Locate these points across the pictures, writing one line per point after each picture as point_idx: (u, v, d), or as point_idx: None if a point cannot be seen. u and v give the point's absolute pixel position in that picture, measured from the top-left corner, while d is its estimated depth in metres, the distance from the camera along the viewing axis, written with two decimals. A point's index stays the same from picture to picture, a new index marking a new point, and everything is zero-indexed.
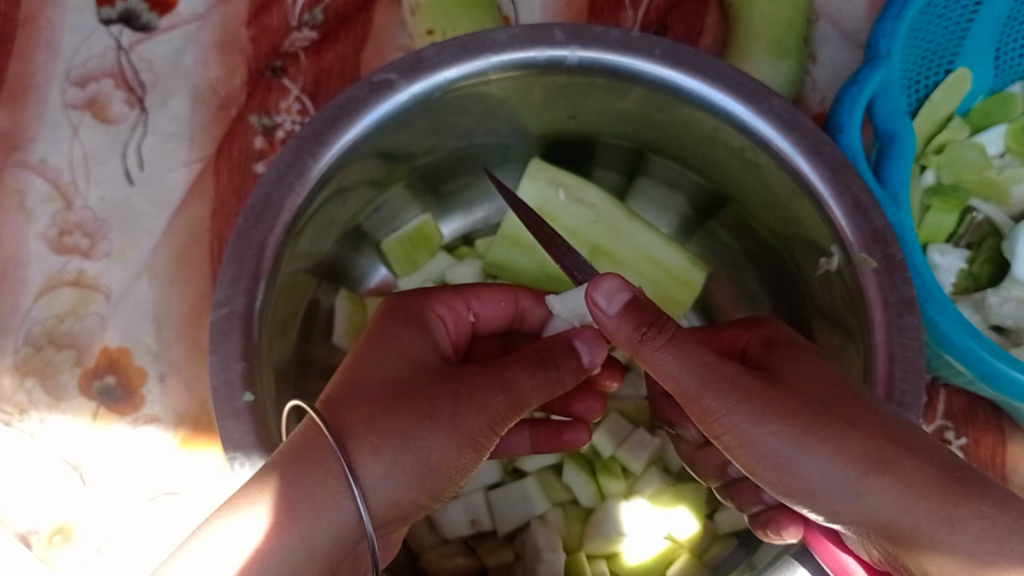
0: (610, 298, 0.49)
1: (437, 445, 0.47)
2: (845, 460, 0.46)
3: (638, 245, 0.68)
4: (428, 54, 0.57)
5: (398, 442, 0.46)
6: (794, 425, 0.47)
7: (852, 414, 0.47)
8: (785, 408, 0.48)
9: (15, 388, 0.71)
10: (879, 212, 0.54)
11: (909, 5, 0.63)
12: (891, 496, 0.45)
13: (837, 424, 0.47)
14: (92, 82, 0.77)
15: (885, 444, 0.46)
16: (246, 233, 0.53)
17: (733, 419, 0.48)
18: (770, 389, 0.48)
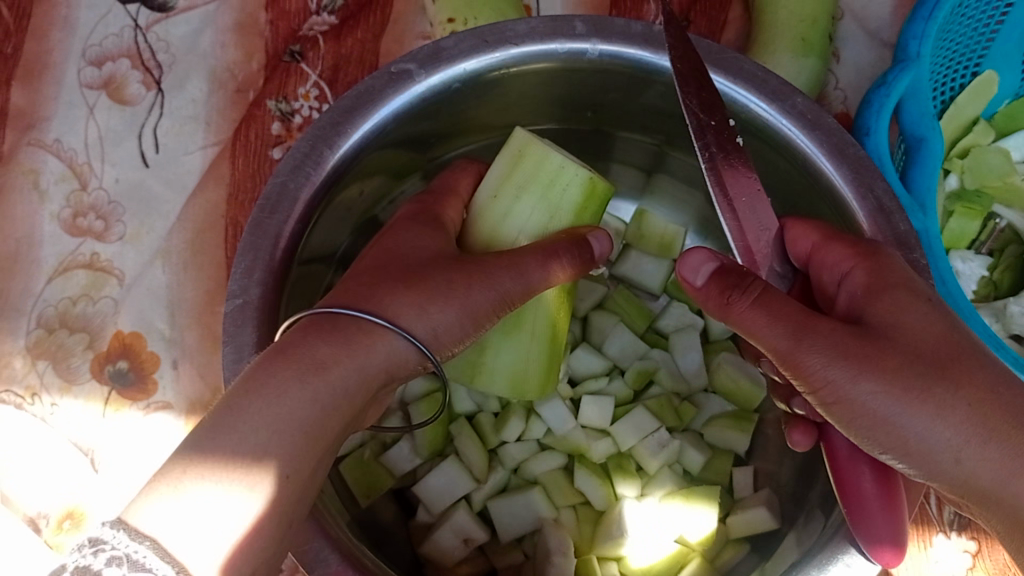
0: (697, 270, 0.51)
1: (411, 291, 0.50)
2: (955, 420, 0.43)
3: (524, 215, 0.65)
4: (448, 44, 0.56)
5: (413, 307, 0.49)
6: (906, 379, 0.43)
7: (965, 364, 0.43)
8: (894, 359, 0.44)
9: (27, 370, 0.71)
10: (903, 218, 0.52)
11: (941, 5, 0.62)
12: (1001, 452, 0.42)
13: (951, 380, 0.43)
14: (108, 61, 0.77)
15: (999, 396, 0.43)
16: (262, 225, 0.52)
17: (831, 374, 0.45)
18: (884, 336, 0.45)
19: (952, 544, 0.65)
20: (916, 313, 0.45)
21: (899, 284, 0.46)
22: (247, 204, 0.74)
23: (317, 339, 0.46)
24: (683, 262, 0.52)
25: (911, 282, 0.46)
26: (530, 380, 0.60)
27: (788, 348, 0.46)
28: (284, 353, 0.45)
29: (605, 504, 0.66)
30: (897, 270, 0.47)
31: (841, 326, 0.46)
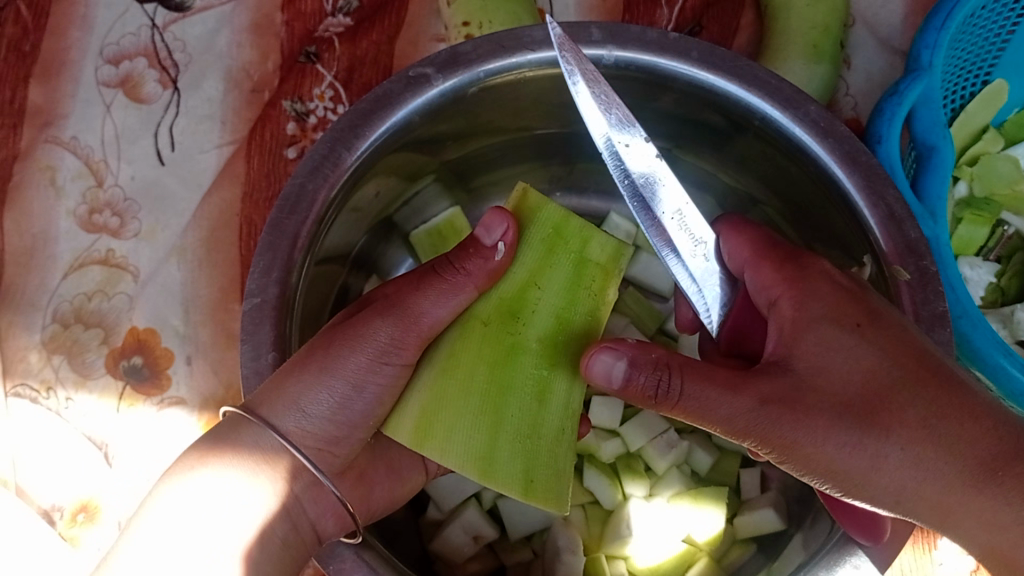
0: (610, 364, 0.46)
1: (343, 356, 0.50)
2: (903, 458, 0.44)
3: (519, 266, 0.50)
4: (466, 49, 0.57)
5: (322, 374, 0.50)
6: (849, 428, 0.44)
7: (899, 397, 0.44)
8: (840, 404, 0.44)
9: (42, 365, 0.71)
10: (913, 224, 0.53)
11: (953, 16, 0.62)
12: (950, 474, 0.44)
13: (886, 420, 0.44)
14: (126, 60, 0.77)
15: (937, 425, 0.44)
16: (280, 224, 0.53)
17: (775, 436, 0.45)
18: (814, 385, 0.45)
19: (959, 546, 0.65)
20: (839, 348, 0.45)
21: (819, 319, 0.46)
22: (261, 203, 0.74)
23: (293, 368, 0.49)
24: (584, 372, 0.47)
25: (835, 308, 0.46)
26: (438, 416, 0.49)
27: (733, 422, 0.45)
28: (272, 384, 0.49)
29: (614, 503, 0.67)
30: (820, 299, 0.47)
31: (770, 380, 0.45)
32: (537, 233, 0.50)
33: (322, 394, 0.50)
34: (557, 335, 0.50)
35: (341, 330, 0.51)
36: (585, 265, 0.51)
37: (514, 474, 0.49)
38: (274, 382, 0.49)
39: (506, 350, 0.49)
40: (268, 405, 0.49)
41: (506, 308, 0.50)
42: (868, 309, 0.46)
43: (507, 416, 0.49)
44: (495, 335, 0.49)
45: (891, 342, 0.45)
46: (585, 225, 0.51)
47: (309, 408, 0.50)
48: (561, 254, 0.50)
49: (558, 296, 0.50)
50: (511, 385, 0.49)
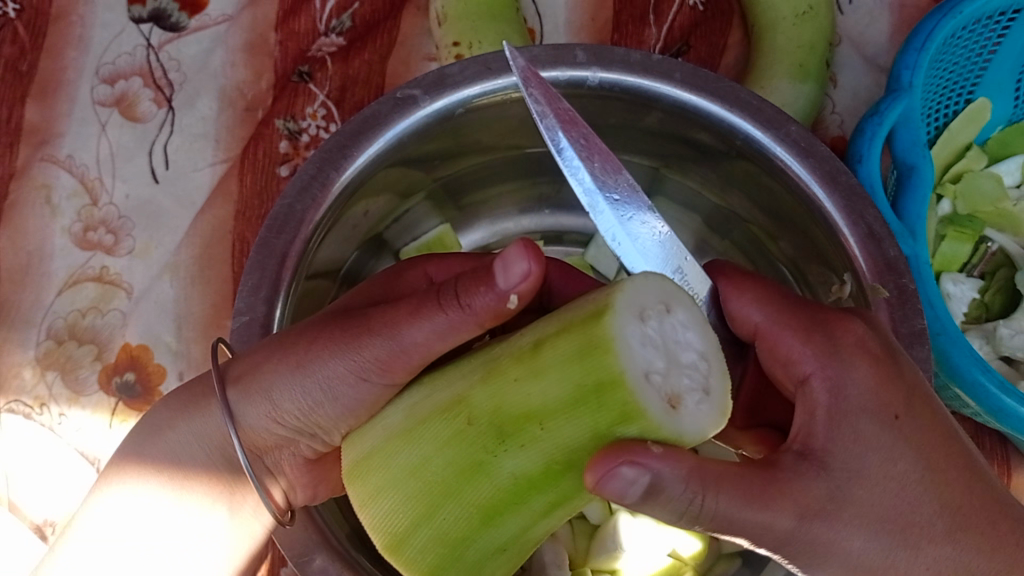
0: (623, 482, 0.38)
1: (322, 358, 0.49)
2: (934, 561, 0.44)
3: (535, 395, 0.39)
4: (453, 70, 0.58)
5: (299, 372, 0.49)
6: (885, 534, 0.43)
7: (929, 506, 0.44)
8: (881, 510, 0.43)
9: (36, 382, 0.72)
10: (893, 243, 0.54)
11: (932, 37, 0.64)
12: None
13: (917, 531, 0.44)
14: (121, 80, 0.78)
15: (960, 532, 0.44)
16: (269, 242, 0.54)
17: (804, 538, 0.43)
18: (852, 494, 0.43)
19: None
20: (877, 446, 0.43)
21: (861, 409, 0.44)
22: (254, 220, 0.76)
23: (276, 352, 0.49)
24: (596, 483, 0.38)
25: (875, 397, 0.44)
26: (374, 475, 0.45)
27: (770, 529, 0.42)
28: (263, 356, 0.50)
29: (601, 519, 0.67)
30: (860, 384, 0.44)
31: (806, 484, 0.42)
32: (575, 375, 0.38)
33: (298, 390, 0.50)
34: (540, 476, 0.41)
35: (332, 325, 0.49)
36: (610, 439, 0.39)
37: (424, 562, 0.45)
38: (257, 362, 0.50)
39: (471, 463, 0.42)
40: (236, 386, 0.51)
41: (496, 429, 0.40)
42: (903, 396, 0.45)
43: (438, 518, 0.44)
44: (465, 451, 0.42)
45: (921, 439, 0.45)
46: (631, 401, 0.38)
47: (278, 400, 0.51)
48: (588, 413, 0.38)
49: (559, 447, 0.39)
50: (457, 493, 0.43)
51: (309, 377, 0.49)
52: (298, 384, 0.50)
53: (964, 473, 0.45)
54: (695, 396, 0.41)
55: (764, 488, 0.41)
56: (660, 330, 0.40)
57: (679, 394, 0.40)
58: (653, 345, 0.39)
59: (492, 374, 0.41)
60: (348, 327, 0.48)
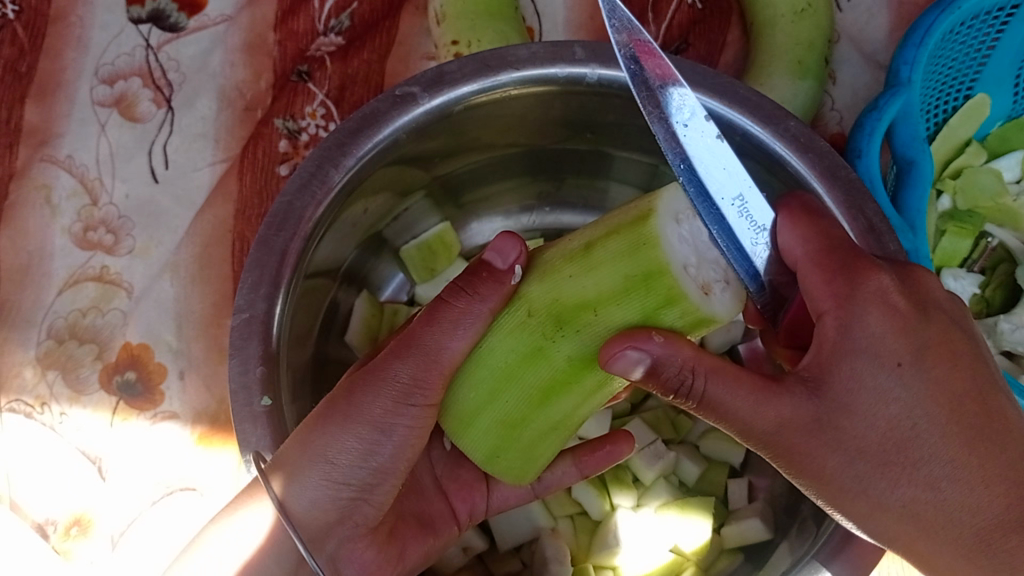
0: (625, 366, 0.45)
1: (362, 398, 0.51)
2: (912, 502, 0.45)
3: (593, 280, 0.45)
4: (452, 67, 0.58)
5: (342, 425, 0.50)
6: (865, 463, 0.45)
7: (927, 441, 0.44)
8: (863, 441, 0.45)
9: (36, 381, 0.72)
10: (892, 237, 0.54)
11: (931, 32, 0.64)
12: (958, 527, 0.45)
13: (898, 470, 0.45)
14: (121, 80, 0.78)
15: (947, 483, 0.44)
16: (268, 239, 0.54)
17: (800, 448, 0.46)
18: (841, 421, 0.45)
19: None
20: (873, 385, 0.44)
21: (861, 349, 0.44)
22: (255, 219, 0.76)
23: (316, 424, 0.51)
24: (605, 361, 0.45)
25: (889, 336, 0.45)
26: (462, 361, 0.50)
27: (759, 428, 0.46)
28: (298, 441, 0.50)
29: (603, 514, 0.68)
30: (871, 321, 0.45)
31: (792, 399, 0.45)
32: (630, 266, 0.45)
33: (350, 441, 0.51)
34: (592, 355, 0.48)
35: (349, 383, 0.51)
36: (657, 319, 0.46)
37: (485, 444, 0.52)
38: (301, 438, 0.50)
39: (532, 348, 0.48)
40: (279, 472, 0.50)
41: (557, 314, 0.47)
42: (914, 344, 0.45)
43: (500, 402, 0.50)
44: (525, 339, 0.48)
45: (925, 389, 0.45)
46: (676, 287, 0.45)
47: (333, 456, 0.50)
48: (639, 296, 0.45)
49: (611, 329, 0.46)
50: (518, 377, 0.49)
51: (346, 435, 0.51)
52: (346, 443, 0.51)
53: (968, 432, 0.45)
54: (720, 287, 0.47)
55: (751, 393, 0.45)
56: (691, 230, 0.47)
57: (708, 283, 0.46)
58: (689, 240, 0.46)
59: (549, 273, 0.47)
60: (361, 377, 0.51)
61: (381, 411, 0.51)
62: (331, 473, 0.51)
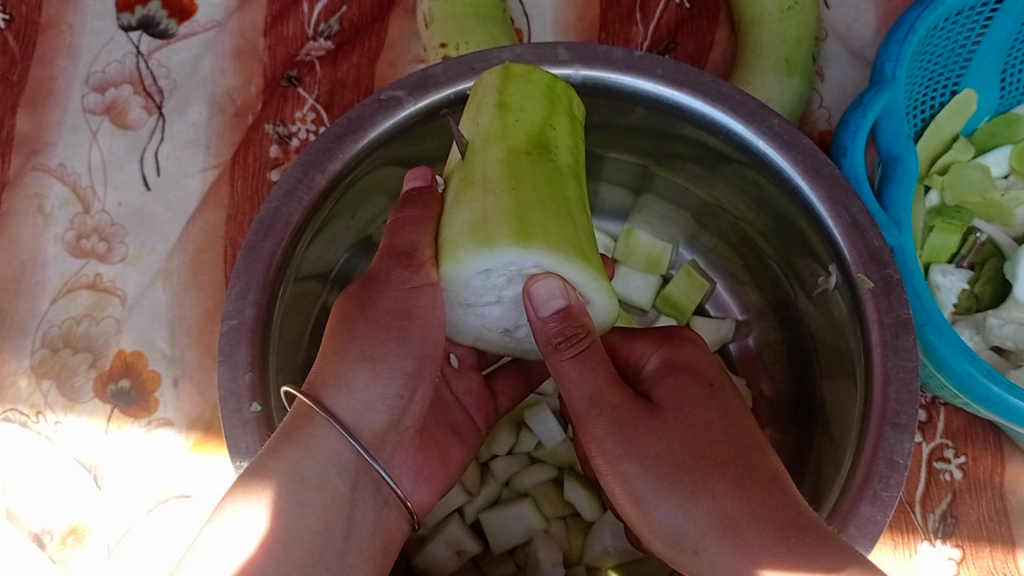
0: (547, 296, 0.46)
1: (407, 300, 0.50)
2: (702, 511, 0.45)
3: (524, 105, 0.49)
4: (437, 71, 0.58)
5: (395, 331, 0.51)
6: (668, 471, 0.47)
7: (719, 463, 0.47)
8: (665, 447, 0.47)
9: (31, 390, 0.72)
10: (877, 234, 0.54)
11: (914, 29, 0.64)
12: (745, 536, 0.44)
13: (691, 480, 0.46)
14: (111, 88, 0.79)
15: (739, 495, 0.45)
16: (256, 247, 0.54)
17: (608, 445, 0.48)
18: (649, 426, 0.48)
19: (937, 552, 0.67)
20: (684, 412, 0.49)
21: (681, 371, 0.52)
22: (245, 225, 0.76)
23: (362, 333, 0.51)
24: (530, 289, 0.46)
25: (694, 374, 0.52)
26: (530, 219, 0.45)
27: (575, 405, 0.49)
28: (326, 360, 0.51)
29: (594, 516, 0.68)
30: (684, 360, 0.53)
31: (627, 400, 0.49)
32: (538, 88, 0.51)
33: (378, 343, 0.51)
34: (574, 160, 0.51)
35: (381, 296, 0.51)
36: (573, 113, 0.53)
37: (597, 264, 0.48)
38: (346, 357, 0.50)
39: (551, 173, 0.48)
40: (327, 387, 0.50)
41: (537, 141, 0.48)
42: (711, 383, 0.52)
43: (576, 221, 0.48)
44: (541, 166, 0.47)
45: (725, 418, 0.49)
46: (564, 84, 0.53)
47: (365, 357, 0.50)
48: (564, 93, 0.53)
49: (564, 131, 0.51)
50: (567, 192, 0.48)
51: (398, 341, 0.51)
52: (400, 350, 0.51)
53: (754, 459, 0.47)
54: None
55: (594, 380, 0.48)
56: None
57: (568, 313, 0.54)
58: None
59: (492, 137, 0.48)
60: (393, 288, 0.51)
61: (423, 299, 0.50)
62: (386, 391, 0.51)
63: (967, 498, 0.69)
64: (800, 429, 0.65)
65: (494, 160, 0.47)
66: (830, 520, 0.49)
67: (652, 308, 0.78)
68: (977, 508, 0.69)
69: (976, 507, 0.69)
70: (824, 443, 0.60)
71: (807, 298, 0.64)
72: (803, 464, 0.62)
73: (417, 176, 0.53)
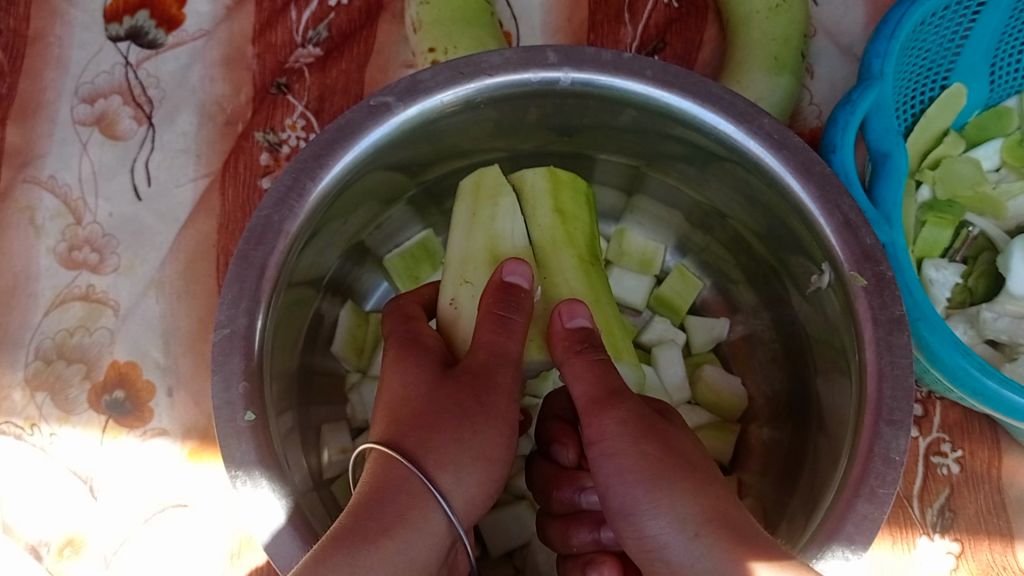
0: (572, 316, 0.53)
1: (493, 394, 0.51)
2: (690, 509, 0.46)
3: (580, 215, 0.63)
4: (425, 76, 0.58)
5: (484, 416, 0.51)
6: (663, 466, 0.47)
7: (709, 478, 0.48)
8: (654, 450, 0.48)
9: (25, 402, 0.72)
10: (868, 231, 0.54)
11: (901, 25, 0.64)
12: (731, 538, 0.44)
13: (686, 479, 0.47)
14: (100, 99, 0.79)
15: (724, 507, 0.46)
16: (247, 255, 0.54)
17: (612, 434, 0.49)
18: (654, 429, 0.49)
19: (936, 546, 0.67)
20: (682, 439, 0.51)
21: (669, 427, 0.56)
22: (237, 233, 0.76)
23: (465, 420, 0.50)
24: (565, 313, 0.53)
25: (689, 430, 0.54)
26: (611, 333, 0.59)
27: (578, 407, 0.51)
28: (417, 435, 0.49)
29: None
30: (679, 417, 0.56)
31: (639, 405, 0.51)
32: (579, 195, 0.63)
33: (478, 430, 0.50)
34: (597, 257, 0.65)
35: (462, 384, 0.51)
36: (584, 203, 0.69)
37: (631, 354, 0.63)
38: (446, 439, 0.49)
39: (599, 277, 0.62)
40: (444, 473, 0.48)
41: (591, 251, 0.63)
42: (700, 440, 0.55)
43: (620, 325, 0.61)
44: (602, 272, 0.63)
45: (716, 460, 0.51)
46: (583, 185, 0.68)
47: (467, 444, 0.49)
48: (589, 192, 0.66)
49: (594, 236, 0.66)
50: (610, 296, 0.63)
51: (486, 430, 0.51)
52: (492, 433, 0.51)
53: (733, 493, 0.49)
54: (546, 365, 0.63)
55: (593, 378, 0.50)
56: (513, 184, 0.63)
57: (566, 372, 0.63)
58: None
59: (556, 245, 0.60)
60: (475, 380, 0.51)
61: (505, 406, 0.52)
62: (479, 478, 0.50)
63: (965, 492, 0.69)
64: (797, 425, 0.65)
65: (571, 266, 0.59)
66: (826, 519, 0.49)
67: (646, 307, 0.78)
68: (974, 501, 0.68)
69: (974, 501, 0.69)
70: (820, 439, 0.60)
71: (801, 297, 0.63)
72: (800, 460, 0.62)
73: (520, 273, 0.54)
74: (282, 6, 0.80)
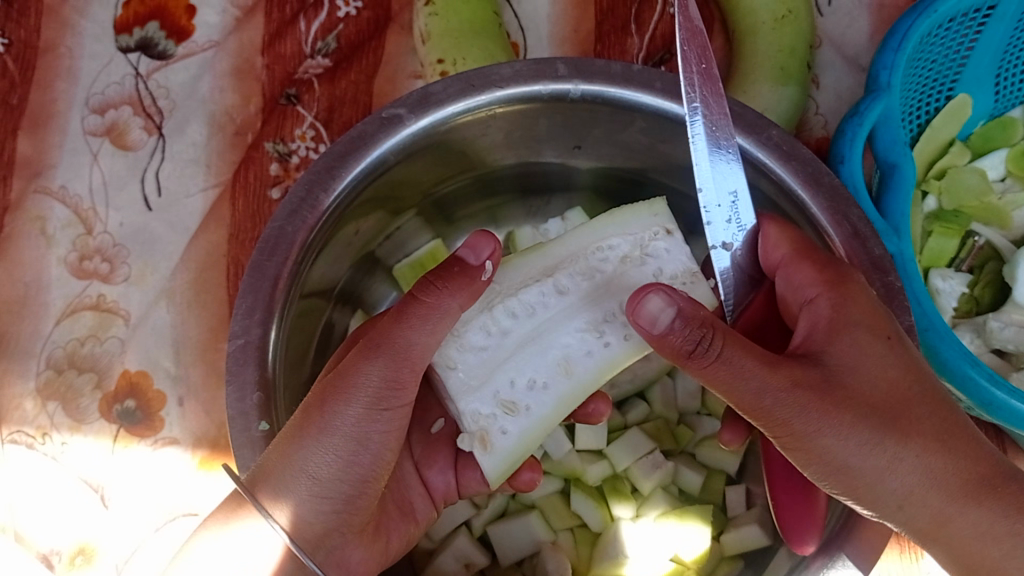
0: (658, 312, 0.47)
1: (337, 406, 0.48)
2: (909, 489, 0.46)
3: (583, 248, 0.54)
4: (437, 89, 0.59)
5: (326, 436, 0.47)
6: (852, 445, 0.46)
7: (914, 410, 0.46)
8: (851, 415, 0.46)
9: (37, 412, 0.73)
10: (878, 242, 0.54)
11: (908, 37, 0.64)
12: (944, 496, 0.47)
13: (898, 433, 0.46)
14: (111, 109, 0.79)
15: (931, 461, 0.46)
16: (261, 266, 0.54)
17: (797, 425, 0.46)
18: (842, 381, 0.46)
19: None
20: (870, 353, 0.47)
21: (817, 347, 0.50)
22: (248, 242, 0.76)
23: (295, 434, 0.47)
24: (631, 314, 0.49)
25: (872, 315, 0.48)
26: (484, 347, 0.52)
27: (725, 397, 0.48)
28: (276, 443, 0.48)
29: (602, 525, 0.69)
30: (860, 304, 0.48)
31: (803, 367, 0.47)
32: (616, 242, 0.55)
33: (328, 454, 0.47)
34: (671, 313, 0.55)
35: (314, 404, 0.48)
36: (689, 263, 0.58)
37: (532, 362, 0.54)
38: (285, 458, 0.47)
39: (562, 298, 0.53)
40: (266, 490, 0.47)
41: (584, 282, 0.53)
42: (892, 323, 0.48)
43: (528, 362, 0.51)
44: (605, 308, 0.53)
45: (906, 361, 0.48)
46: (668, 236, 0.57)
47: (314, 471, 0.47)
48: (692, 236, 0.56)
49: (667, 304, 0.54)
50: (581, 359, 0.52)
51: (327, 447, 0.48)
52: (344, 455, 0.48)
53: (938, 407, 0.47)
54: (505, 424, 0.53)
55: (818, 272, 0.50)
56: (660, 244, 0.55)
57: (487, 433, 0.53)
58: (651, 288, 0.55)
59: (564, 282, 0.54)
60: (325, 394, 0.48)
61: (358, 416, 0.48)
62: (329, 498, 0.48)
63: None
64: None
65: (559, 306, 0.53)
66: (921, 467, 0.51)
67: None
68: None
69: None
70: None
71: None
72: None
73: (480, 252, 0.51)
74: (291, 16, 0.81)
